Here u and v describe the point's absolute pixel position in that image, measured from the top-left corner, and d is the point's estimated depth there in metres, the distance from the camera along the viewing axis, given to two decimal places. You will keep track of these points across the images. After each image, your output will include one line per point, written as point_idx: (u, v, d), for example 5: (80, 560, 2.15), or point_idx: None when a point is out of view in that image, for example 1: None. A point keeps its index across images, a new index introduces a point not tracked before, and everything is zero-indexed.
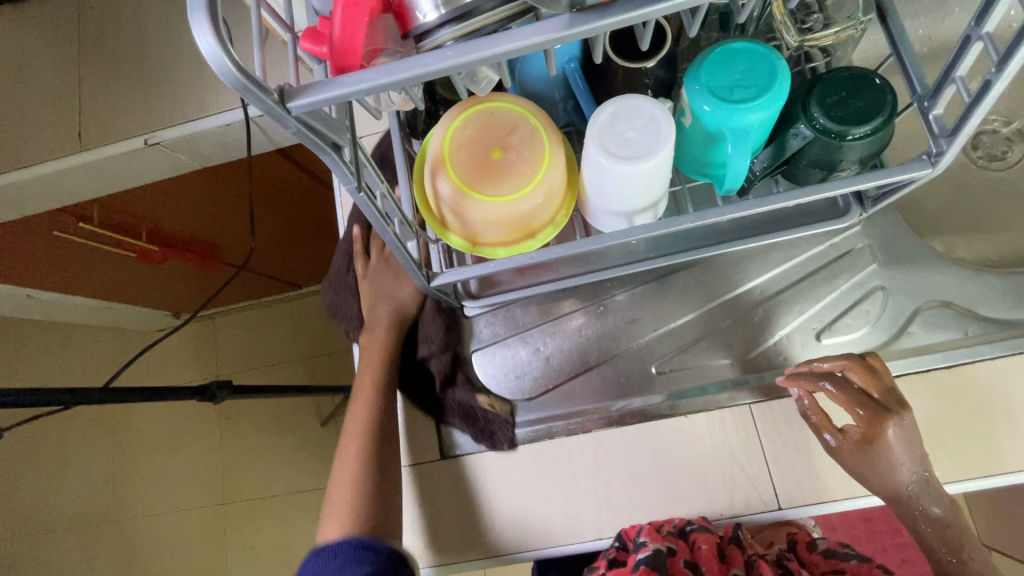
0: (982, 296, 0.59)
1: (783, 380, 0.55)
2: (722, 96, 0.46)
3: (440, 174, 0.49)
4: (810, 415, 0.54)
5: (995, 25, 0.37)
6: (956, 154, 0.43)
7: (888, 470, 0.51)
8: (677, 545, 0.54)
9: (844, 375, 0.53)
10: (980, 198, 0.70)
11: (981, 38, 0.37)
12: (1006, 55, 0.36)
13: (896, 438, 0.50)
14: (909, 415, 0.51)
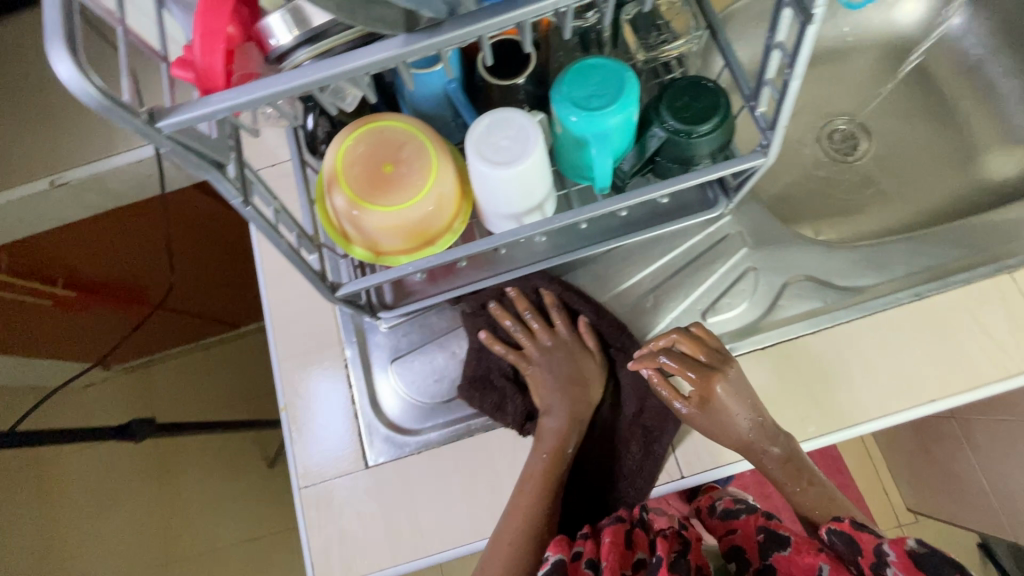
0: (838, 268, 0.67)
1: (632, 363, 0.62)
2: (583, 106, 0.52)
3: (336, 189, 0.53)
4: (660, 389, 0.62)
5: (784, 35, 0.46)
6: (779, 143, 0.52)
7: (725, 423, 0.60)
8: (585, 546, 0.56)
9: (676, 347, 0.62)
10: (827, 195, 0.82)
11: (776, 46, 0.46)
12: (794, 57, 0.45)
13: (725, 394, 0.60)
14: (732, 370, 0.61)
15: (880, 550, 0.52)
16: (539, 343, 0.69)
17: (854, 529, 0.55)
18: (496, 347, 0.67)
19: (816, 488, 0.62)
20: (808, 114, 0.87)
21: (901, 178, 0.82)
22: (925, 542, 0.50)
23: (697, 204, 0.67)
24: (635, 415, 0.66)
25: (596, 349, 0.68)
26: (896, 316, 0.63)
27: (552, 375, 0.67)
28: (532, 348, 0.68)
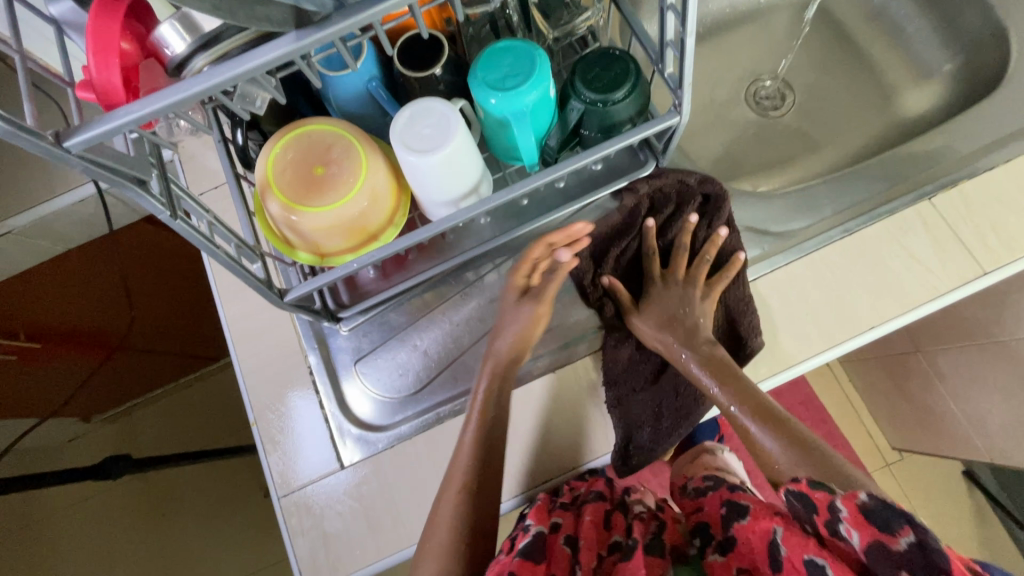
0: (772, 214, 0.70)
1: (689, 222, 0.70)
2: (499, 88, 0.54)
3: (269, 196, 0.54)
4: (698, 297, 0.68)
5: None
6: (689, 100, 0.55)
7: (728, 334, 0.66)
8: (564, 519, 0.63)
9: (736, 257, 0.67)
10: (759, 149, 0.86)
11: (668, 7, 0.49)
12: (684, 16, 0.47)
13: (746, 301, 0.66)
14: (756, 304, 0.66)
15: (833, 512, 0.48)
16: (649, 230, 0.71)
17: (810, 488, 0.51)
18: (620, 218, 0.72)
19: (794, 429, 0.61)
20: (733, 76, 0.90)
21: (827, 125, 0.85)
22: (875, 495, 0.47)
23: (629, 170, 0.69)
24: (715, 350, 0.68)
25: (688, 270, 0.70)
26: (831, 253, 0.66)
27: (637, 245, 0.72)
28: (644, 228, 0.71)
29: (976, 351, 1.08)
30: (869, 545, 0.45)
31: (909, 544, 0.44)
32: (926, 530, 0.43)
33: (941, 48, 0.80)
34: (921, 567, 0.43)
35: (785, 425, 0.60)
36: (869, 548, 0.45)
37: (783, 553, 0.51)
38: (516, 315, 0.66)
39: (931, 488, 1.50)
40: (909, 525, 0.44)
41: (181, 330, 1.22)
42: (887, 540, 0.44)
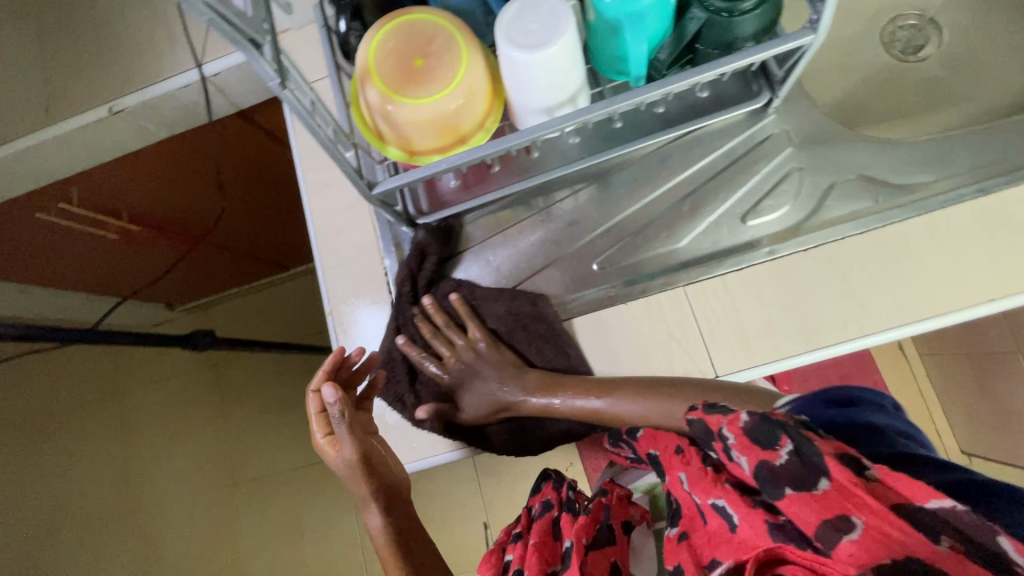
0: (892, 165, 0.63)
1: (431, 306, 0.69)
2: None
3: (368, 83, 0.54)
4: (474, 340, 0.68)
5: None
6: (830, 17, 0.49)
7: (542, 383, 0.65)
8: (516, 552, 0.64)
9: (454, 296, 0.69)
10: (885, 98, 0.77)
11: None
12: None
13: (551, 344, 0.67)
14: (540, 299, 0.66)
15: (724, 440, 0.49)
16: (431, 325, 0.69)
17: (706, 412, 0.52)
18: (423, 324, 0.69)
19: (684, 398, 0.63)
20: (872, 9, 0.79)
21: (973, 76, 0.75)
22: (756, 414, 0.48)
23: (740, 101, 0.65)
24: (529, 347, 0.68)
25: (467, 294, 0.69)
26: (957, 213, 0.59)
27: (435, 335, 0.69)
28: (438, 327, 0.69)
29: None
30: (754, 466, 0.46)
31: (789, 454, 0.44)
32: (799, 432, 0.45)
33: None
34: (802, 475, 0.43)
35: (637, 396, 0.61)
36: (757, 468, 0.46)
37: (697, 502, 0.54)
38: (345, 455, 0.59)
39: None
40: (785, 434, 0.45)
41: (262, 233, 1.29)
42: (769, 457, 0.45)
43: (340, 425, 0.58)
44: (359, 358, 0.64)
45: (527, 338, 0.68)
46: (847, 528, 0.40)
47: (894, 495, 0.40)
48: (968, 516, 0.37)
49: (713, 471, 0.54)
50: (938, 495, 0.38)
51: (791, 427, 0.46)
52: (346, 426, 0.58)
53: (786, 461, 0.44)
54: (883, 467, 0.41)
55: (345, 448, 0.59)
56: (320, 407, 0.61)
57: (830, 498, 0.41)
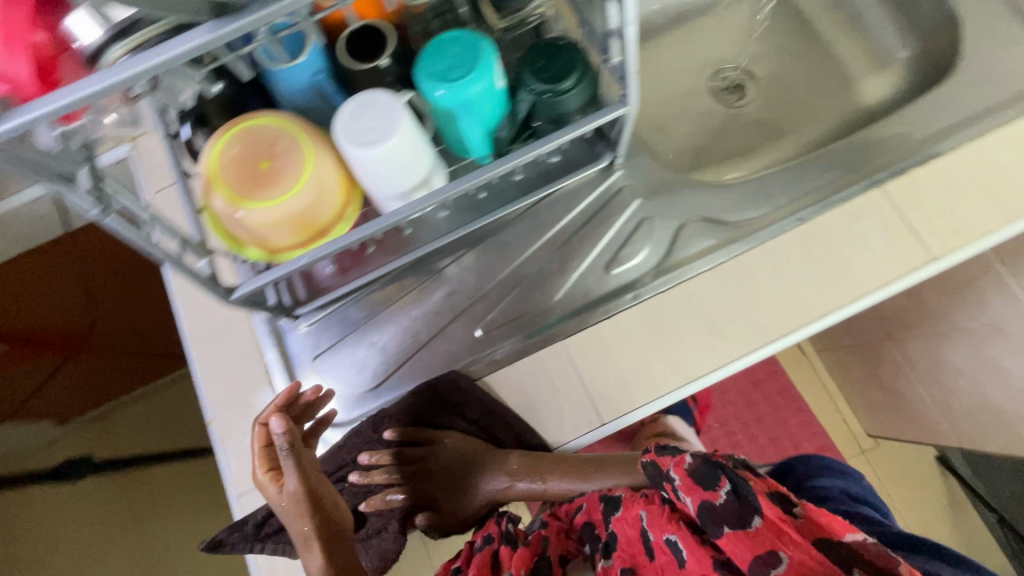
0: (728, 204, 0.70)
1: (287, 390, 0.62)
2: (445, 78, 0.54)
3: (212, 191, 0.54)
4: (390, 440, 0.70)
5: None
6: (635, 89, 0.55)
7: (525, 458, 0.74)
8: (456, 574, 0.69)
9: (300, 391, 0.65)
10: (720, 142, 0.87)
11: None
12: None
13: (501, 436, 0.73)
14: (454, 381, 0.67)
15: (672, 480, 0.59)
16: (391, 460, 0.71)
17: (658, 455, 0.62)
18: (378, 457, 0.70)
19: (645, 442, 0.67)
20: (695, 66, 0.90)
21: (786, 115, 0.86)
22: (698, 460, 0.58)
23: (587, 162, 0.70)
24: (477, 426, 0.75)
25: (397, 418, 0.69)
26: (787, 241, 0.67)
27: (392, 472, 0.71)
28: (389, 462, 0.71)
29: (943, 338, 1.10)
30: (698, 504, 0.55)
31: (728, 493, 0.54)
32: (734, 474, 0.55)
33: (897, 36, 0.81)
34: (737, 514, 0.53)
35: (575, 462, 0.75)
36: (701, 506, 0.55)
37: (652, 539, 0.62)
38: (286, 492, 0.56)
39: (906, 473, 1.53)
40: (724, 476, 0.55)
41: (155, 331, 1.21)
42: (710, 496, 0.54)
43: (284, 456, 0.55)
44: (314, 395, 0.65)
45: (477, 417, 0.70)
46: (775, 562, 0.48)
47: (819, 530, 0.49)
48: (876, 548, 0.45)
49: (668, 509, 0.62)
50: (852, 529, 0.48)
51: (727, 468, 0.56)
52: (290, 459, 0.56)
53: (726, 498, 0.53)
54: (808, 507, 0.50)
55: (288, 486, 0.56)
56: (264, 442, 0.60)
57: (763, 535, 0.50)
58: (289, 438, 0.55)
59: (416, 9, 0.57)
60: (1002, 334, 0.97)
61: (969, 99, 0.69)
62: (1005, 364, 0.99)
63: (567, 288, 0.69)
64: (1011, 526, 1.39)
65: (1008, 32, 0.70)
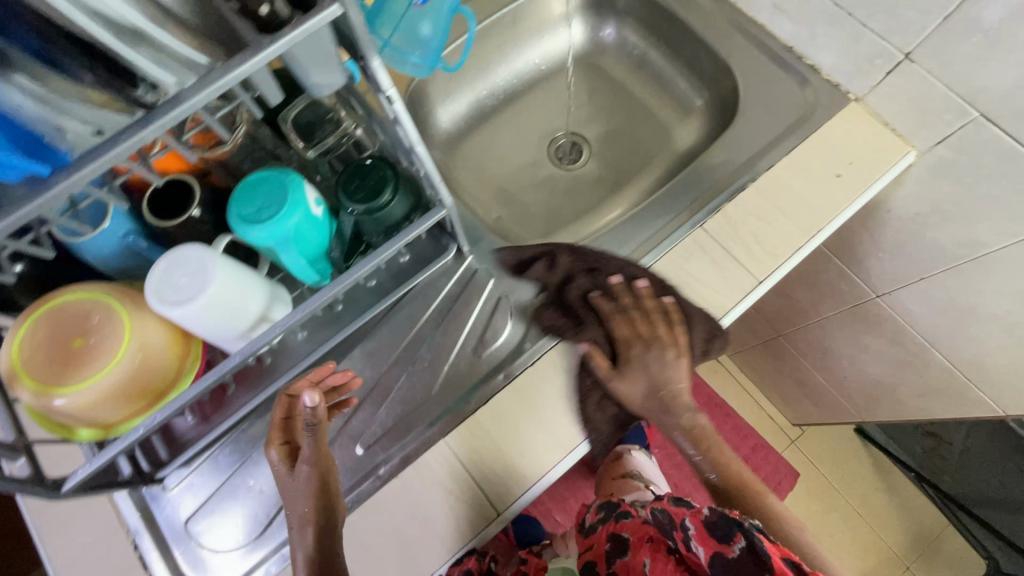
0: (574, 268, 0.75)
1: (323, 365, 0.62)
2: (257, 220, 0.54)
3: (19, 385, 0.50)
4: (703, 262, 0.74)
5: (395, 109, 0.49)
6: (446, 194, 0.58)
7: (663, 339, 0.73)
8: None
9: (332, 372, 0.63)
10: (568, 203, 0.93)
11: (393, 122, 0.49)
12: (396, 119, 0.49)
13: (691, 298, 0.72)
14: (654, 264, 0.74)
15: (686, 530, 0.69)
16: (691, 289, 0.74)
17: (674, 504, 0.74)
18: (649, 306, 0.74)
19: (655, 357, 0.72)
20: (532, 137, 0.96)
21: (620, 169, 0.95)
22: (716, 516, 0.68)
23: (436, 255, 0.71)
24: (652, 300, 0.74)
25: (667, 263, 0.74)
26: (630, 294, 0.72)
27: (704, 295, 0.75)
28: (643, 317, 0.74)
29: (818, 328, 1.19)
30: (712, 554, 0.65)
31: (740, 548, 0.64)
32: (751, 534, 0.64)
33: (694, 87, 0.91)
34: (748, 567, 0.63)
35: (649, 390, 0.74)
36: (714, 556, 0.65)
37: None
38: (299, 476, 0.60)
39: (833, 453, 1.62)
40: (740, 532, 0.65)
41: None
42: (724, 549, 0.65)
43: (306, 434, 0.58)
44: (343, 379, 0.63)
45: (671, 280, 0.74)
46: None
47: None
48: None
49: (673, 559, 0.74)
50: None
51: (743, 526, 0.65)
52: (310, 439, 0.59)
53: (738, 553, 0.64)
54: None
55: (300, 472, 0.59)
56: (284, 414, 0.61)
57: None
58: (310, 417, 0.57)
59: (220, 156, 0.55)
60: (859, 318, 1.07)
61: (749, 139, 0.79)
62: (869, 343, 1.09)
63: (444, 379, 0.71)
64: (927, 480, 1.51)
65: (770, 76, 0.82)
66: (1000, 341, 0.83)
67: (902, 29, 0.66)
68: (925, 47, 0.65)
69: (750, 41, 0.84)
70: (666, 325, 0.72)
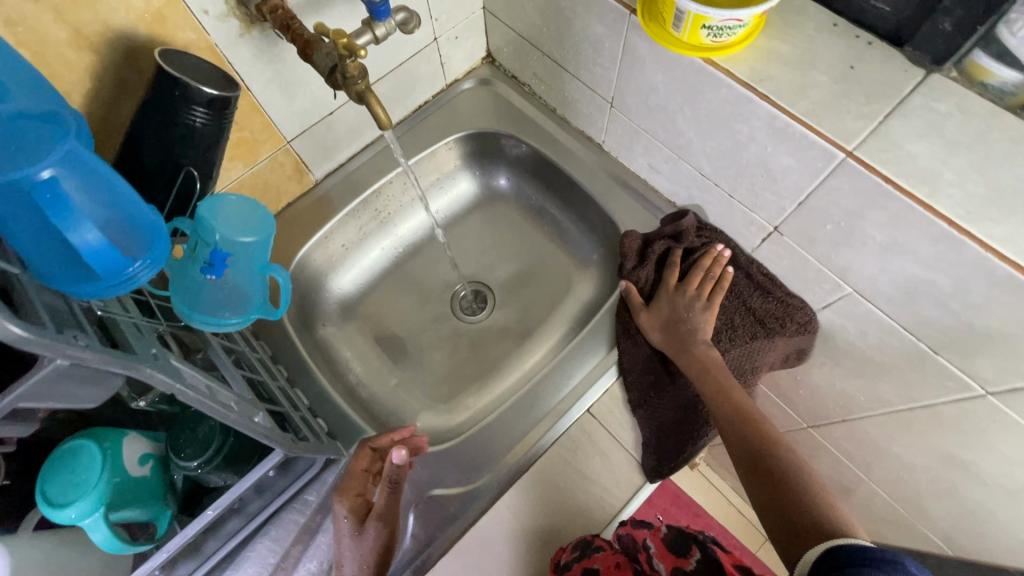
0: (457, 463, 0.71)
1: (405, 428, 0.68)
2: (60, 500, 0.49)
3: None
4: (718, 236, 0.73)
5: (197, 395, 0.45)
6: (283, 444, 0.55)
7: (716, 285, 0.71)
8: None
9: (404, 438, 0.68)
10: (469, 359, 0.88)
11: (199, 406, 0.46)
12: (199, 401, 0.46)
13: (719, 252, 0.72)
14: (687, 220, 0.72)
15: (647, 549, 0.68)
16: (699, 247, 0.74)
17: (632, 526, 0.70)
18: (676, 253, 0.74)
19: (655, 315, 0.72)
20: (432, 291, 0.93)
21: (522, 319, 0.90)
22: (670, 531, 0.70)
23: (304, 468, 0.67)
24: (702, 234, 0.73)
25: (694, 224, 0.72)
26: (517, 493, 0.68)
27: (712, 251, 0.72)
28: (677, 256, 0.74)
29: None
30: (673, 569, 0.66)
31: (697, 560, 0.67)
32: (704, 545, 0.69)
33: (588, 236, 0.89)
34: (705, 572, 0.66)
35: (669, 339, 0.71)
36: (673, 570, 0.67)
37: None
38: (368, 534, 0.62)
39: None
40: (695, 544, 0.69)
41: None
42: (684, 562, 0.67)
43: (389, 485, 0.63)
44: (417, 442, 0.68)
45: (714, 233, 0.73)
46: None
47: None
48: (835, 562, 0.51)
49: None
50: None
51: (698, 540, 0.69)
52: (387, 494, 0.63)
53: (696, 564, 0.67)
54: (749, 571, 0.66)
55: (368, 532, 0.62)
56: (365, 467, 0.67)
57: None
58: (392, 474, 0.63)
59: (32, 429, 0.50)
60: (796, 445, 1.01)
61: None
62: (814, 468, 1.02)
63: None
64: None
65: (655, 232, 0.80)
66: (929, 489, 0.78)
67: (763, 205, 0.64)
68: (790, 224, 0.63)
69: (633, 197, 0.82)
70: (699, 276, 0.72)
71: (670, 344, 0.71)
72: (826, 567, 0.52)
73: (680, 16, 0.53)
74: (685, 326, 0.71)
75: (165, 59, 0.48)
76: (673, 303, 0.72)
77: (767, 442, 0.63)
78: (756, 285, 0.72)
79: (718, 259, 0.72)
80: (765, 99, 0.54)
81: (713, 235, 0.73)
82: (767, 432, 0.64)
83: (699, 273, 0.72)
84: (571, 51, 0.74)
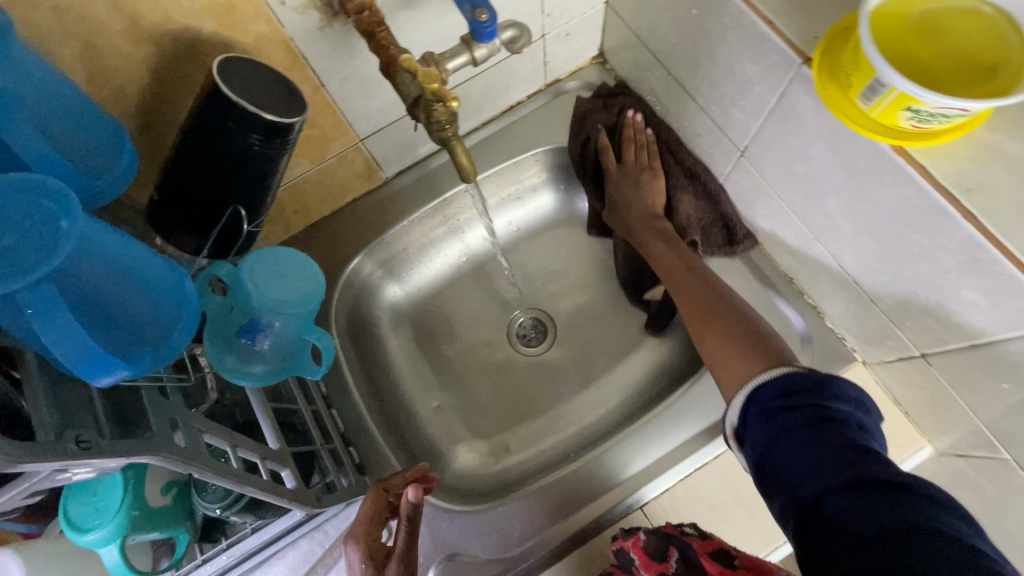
0: (489, 528, 0.63)
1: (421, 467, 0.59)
2: (79, 525, 0.47)
3: None
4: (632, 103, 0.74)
5: (219, 471, 0.40)
6: (306, 507, 0.50)
7: (639, 148, 0.72)
8: None
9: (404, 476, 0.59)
10: (517, 395, 0.80)
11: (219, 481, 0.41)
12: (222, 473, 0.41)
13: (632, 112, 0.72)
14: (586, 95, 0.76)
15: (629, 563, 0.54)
16: (622, 123, 0.73)
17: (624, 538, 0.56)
18: (602, 136, 0.74)
19: (608, 204, 0.73)
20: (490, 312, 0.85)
21: (582, 363, 0.81)
22: (648, 531, 0.55)
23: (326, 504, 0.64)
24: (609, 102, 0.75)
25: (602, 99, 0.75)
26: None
27: (633, 118, 0.73)
28: (605, 137, 0.74)
29: None
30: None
31: (678, 561, 0.53)
32: (682, 541, 0.53)
33: None
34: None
35: (626, 229, 0.71)
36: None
37: None
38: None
39: None
40: (673, 544, 0.54)
41: None
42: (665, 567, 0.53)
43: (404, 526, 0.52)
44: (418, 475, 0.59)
45: (625, 102, 0.75)
46: None
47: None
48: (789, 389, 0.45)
49: None
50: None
51: (677, 538, 0.54)
52: (408, 532, 0.52)
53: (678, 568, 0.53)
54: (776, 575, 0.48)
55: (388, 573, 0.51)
56: (376, 509, 0.56)
57: None
58: (409, 511, 0.52)
59: None
60: None
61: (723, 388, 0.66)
62: None
63: None
64: None
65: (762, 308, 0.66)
66: None
67: (918, 327, 0.51)
68: (949, 359, 0.50)
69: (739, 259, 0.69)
70: (630, 148, 0.72)
71: (618, 220, 0.71)
72: (768, 391, 0.46)
73: (876, 89, 0.39)
74: (636, 202, 0.70)
75: (224, 73, 0.41)
76: (618, 188, 0.72)
77: (714, 293, 0.60)
78: (665, 146, 0.72)
79: (636, 121, 0.73)
80: (969, 218, 0.40)
81: (628, 105, 0.74)
82: (709, 281, 0.61)
83: (630, 147, 0.72)
84: (704, 80, 0.60)
